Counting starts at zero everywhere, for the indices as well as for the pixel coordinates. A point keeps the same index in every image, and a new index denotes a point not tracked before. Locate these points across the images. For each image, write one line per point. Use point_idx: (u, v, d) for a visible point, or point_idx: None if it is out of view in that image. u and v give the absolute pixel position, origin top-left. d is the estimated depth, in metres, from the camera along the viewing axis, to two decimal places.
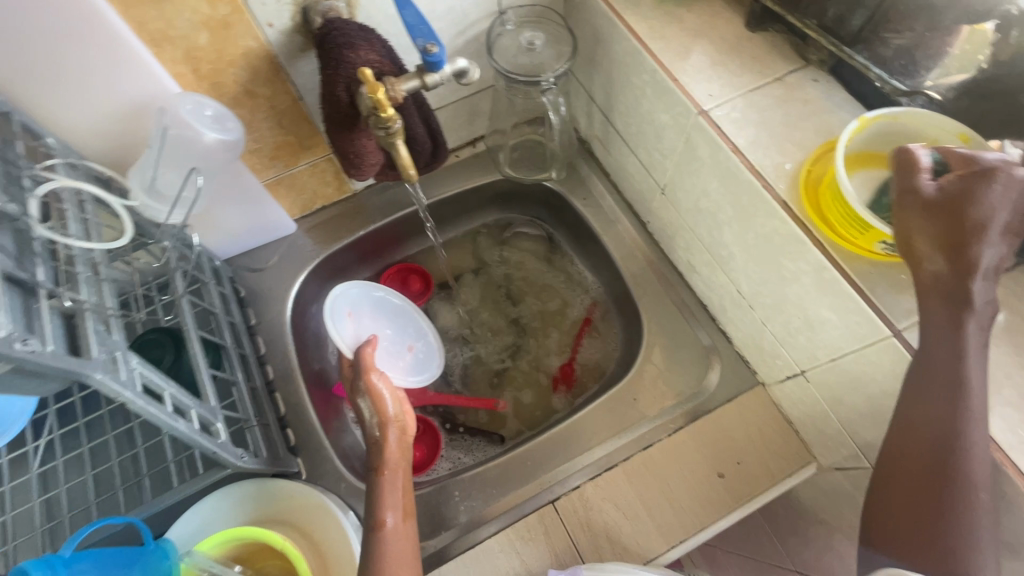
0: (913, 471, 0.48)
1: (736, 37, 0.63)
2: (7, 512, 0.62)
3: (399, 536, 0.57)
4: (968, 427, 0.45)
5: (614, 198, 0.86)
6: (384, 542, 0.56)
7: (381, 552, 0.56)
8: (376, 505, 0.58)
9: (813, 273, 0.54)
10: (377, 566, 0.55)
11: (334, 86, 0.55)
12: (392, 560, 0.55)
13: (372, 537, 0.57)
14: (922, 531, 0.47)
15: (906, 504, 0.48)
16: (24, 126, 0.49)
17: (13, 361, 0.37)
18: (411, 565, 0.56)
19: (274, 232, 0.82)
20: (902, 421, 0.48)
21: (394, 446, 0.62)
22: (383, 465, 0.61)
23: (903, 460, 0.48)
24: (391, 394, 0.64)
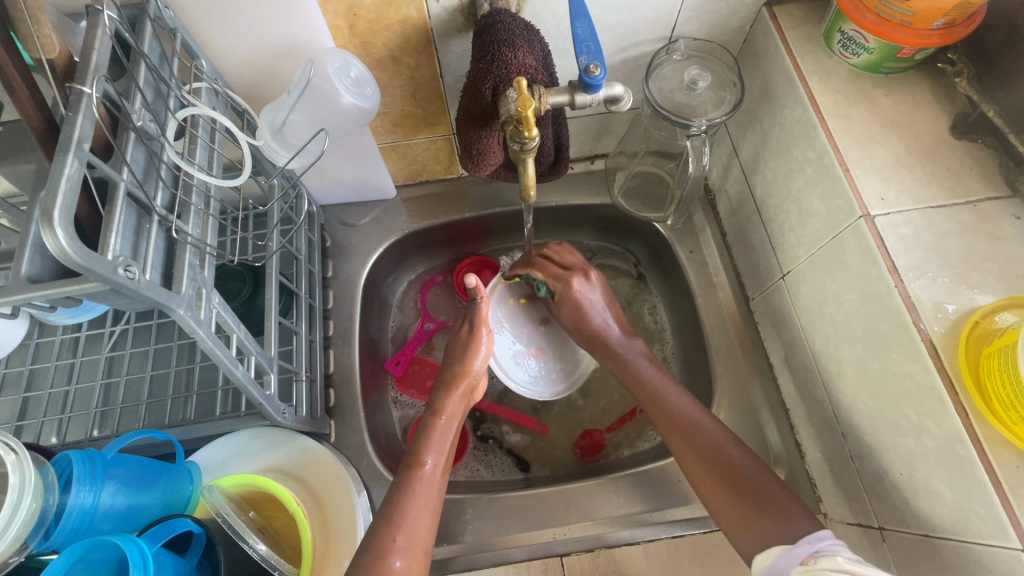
0: (685, 448, 0.61)
1: (934, 139, 0.54)
2: (73, 384, 0.67)
3: (431, 483, 0.59)
4: (703, 423, 0.61)
5: (723, 261, 0.79)
6: (417, 481, 0.58)
7: (412, 487, 0.57)
8: (422, 445, 0.61)
9: (940, 440, 0.46)
10: (400, 503, 0.56)
11: (481, 82, 0.52)
12: (417, 500, 0.57)
13: (409, 472, 0.59)
14: (749, 513, 0.54)
15: (732, 503, 0.56)
16: (184, 45, 0.50)
17: (112, 285, 0.37)
18: (430, 516, 0.57)
19: (375, 193, 0.82)
20: (687, 435, 0.61)
21: (459, 396, 0.66)
22: (444, 409, 0.65)
23: (675, 445, 0.62)
24: (485, 352, 0.70)
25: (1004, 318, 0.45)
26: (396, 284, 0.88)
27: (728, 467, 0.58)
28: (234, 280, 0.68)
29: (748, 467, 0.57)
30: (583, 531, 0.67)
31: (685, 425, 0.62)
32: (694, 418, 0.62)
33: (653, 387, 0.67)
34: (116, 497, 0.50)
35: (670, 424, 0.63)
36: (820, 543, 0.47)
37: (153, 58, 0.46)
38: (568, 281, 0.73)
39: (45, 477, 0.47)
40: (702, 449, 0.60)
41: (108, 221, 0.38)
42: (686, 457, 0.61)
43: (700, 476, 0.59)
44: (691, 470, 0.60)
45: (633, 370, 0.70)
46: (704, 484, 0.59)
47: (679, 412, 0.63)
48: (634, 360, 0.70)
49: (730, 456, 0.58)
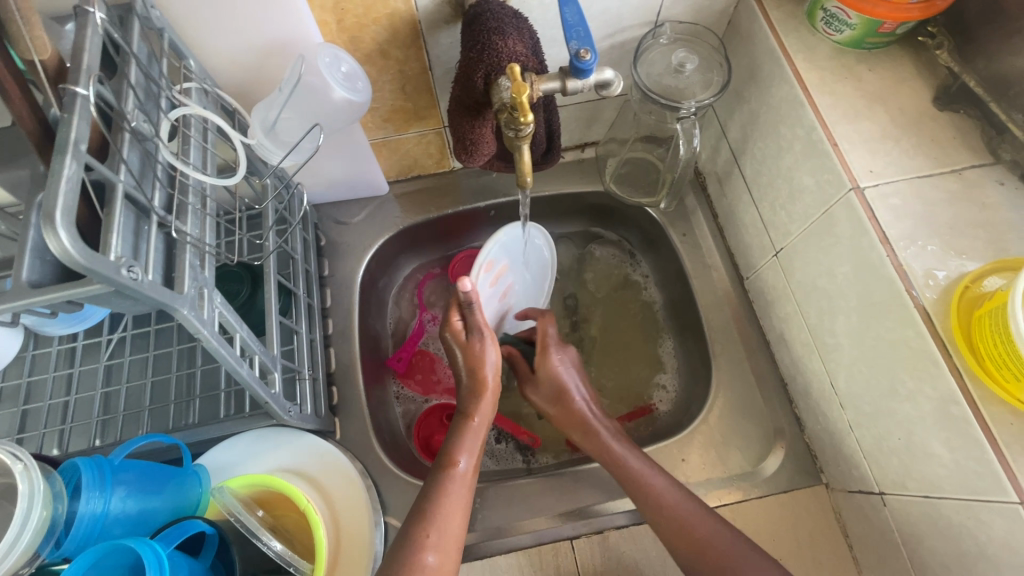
0: (661, 521, 0.60)
1: (918, 112, 0.55)
2: (72, 395, 0.66)
3: (462, 483, 0.59)
4: (680, 508, 0.60)
5: (716, 242, 0.80)
6: (450, 482, 0.58)
7: (444, 489, 0.57)
8: (453, 446, 0.61)
9: (936, 402, 0.48)
10: (434, 503, 0.56)
11: (473, 71, 0.52)
12: (449, 501, 0.57)
13: (442, 473, 0.59)
14: None
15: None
16: (172, 44, 0.50)
17: (117, 286, 0.36)
18: (463, 515, 0.57)
19: (368, 190, 0.82)
20: (678, 527, 0.59)
21: (489, 400, 0.64)
22: (474, 413, 0.64)
23: (654, 522, 0.61)
24: (495, 364, 0.64)
25: (992, 283, 0.47)
26: (392, 280, 0.89)
27: (701, 545, 0.58)
28: (231, 282, 0.68)
29: (716, 531, 0.58)
30: (592, 513, 0.68)
31: (675, 523, 0.59)
32: (666, 487, 0.61)
33: (634, 471, 0.63)
34: (126, 501, 0.50)
35: (647, 502, 0.61)
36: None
37: (142, 58, 0.45)
38: (549, 356, 0.70)
39: (53, 486, 0.47)
40: (686, 531, 0.59)
41: (108, 222, 0.38)
42: (664, 533, 0.60)
43: (675, 544, 0.59)
44: (682, 557, 0.59)
45: (610, 453, 0.66)
46: (680, 554, 0.59)
47: (669, 502, 0.60)
48: (613, 440, 0.66)
49: (702, 529, 0.59)
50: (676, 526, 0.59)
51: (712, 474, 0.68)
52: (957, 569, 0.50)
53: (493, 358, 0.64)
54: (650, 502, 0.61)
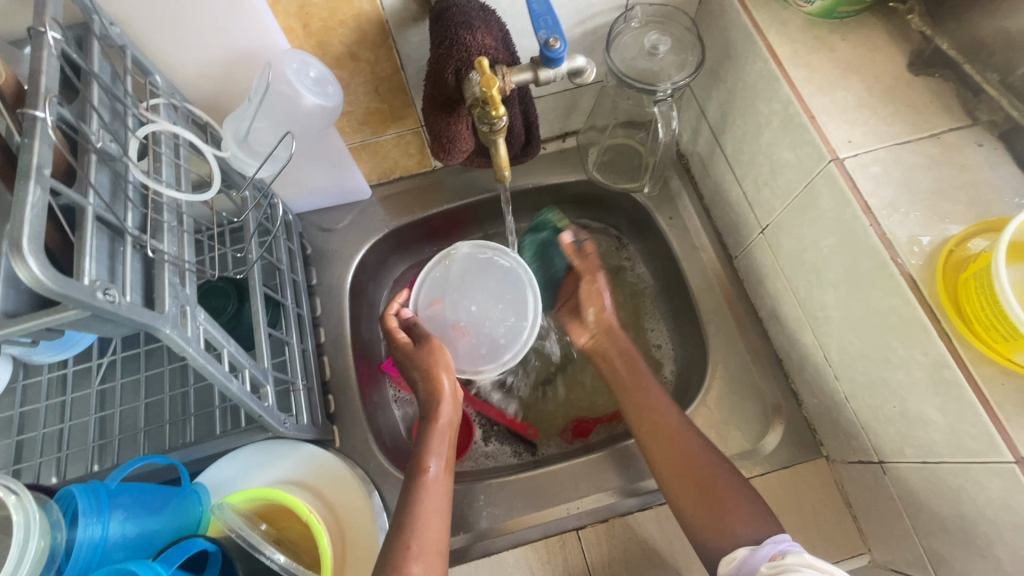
0: (661, 451, 0.62)
1: (894, 78, 0.55)
2: (66, 422, 0.66)
3: (437, 487, 0.59)
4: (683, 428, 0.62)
5: (702, 223, 0.80)
6: (423, 488, 0.58)
7: (418, 495, 0.57)
8: (421, 453, 0.60)
9: (927, 367, 0.48)
10: (413, 511, 0.56)
11: (443, 67, 0.52)
12: (424, 508, 0.57)
13: (414, 482, 0.59)
14: (710, 507, 0.56)
15: (693, 492, 0.58)
16: (136, 61, 0.49)
17: (93, 310, 0.36)
18: (442, 520, 0.57)
19: (350, 195, 0.81)
20: (671, 435, 0.62)
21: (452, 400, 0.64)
22: (438, 415, 0.63)
23: (652, 446, 0.62)
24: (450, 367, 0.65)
25: (975, 245, 0.47)
26: (382, 284, 0.88)
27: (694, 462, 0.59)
28: (217, 297, 0.67)
29: (710, 466, 0.59)
30: (596, 503, 0.68)
31: (671, 442, 0.61)
32: (672, 416, 0.63)
33: (640, 385, 0.67)
34: (125, 525, 0.50)
35: (652, 429, 0.63)
36: (780, 543, 0.50)
37: (105, 78, 0.45)
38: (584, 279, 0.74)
39: (50, 515, 0.46)
40: (676, 446, 0.61)
41: (80, 246, 0.37)
42: (661, 462, 0.61)
43: (674, 480, 0.59)
44: (667, 478, 0.60)
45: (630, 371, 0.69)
46: (673, 488, 0.59)
47: (661, 414, 0.64)
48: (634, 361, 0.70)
49: (694, 448, 0.60)
50: (672, 436, 0.62)
51: None
52: (959, 532, 0.51)
53: (443, 356, 0.65)
54: (654, 413, 0.64)
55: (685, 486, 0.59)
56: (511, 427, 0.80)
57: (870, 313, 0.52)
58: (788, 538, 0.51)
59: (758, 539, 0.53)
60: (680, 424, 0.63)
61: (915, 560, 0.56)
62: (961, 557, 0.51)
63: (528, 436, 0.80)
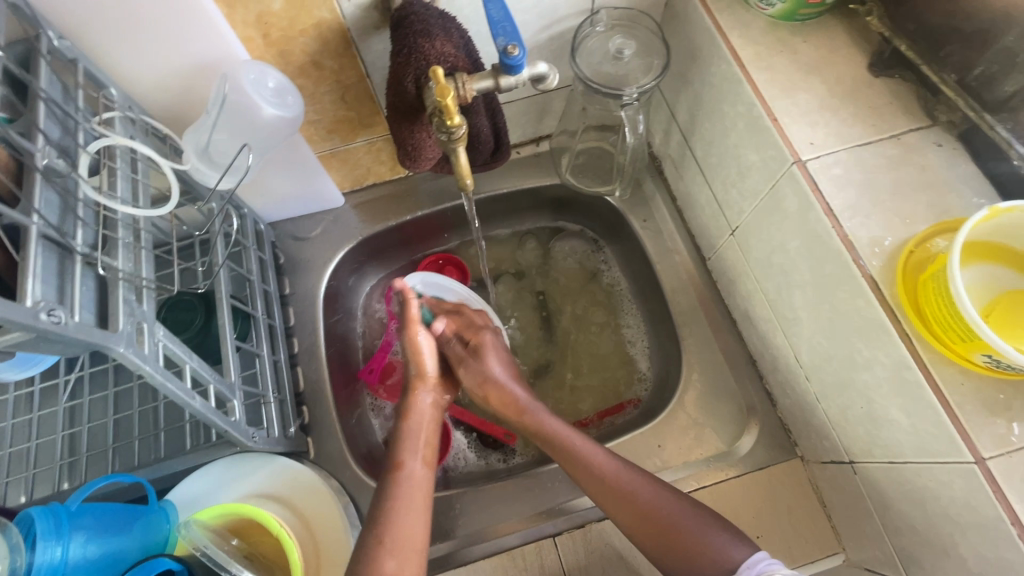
0: (610, 502, 0.57)
1: (855, 80, 0.55)
2: (33, 441, 0.64)
3: (412, 483, 0.58)
4: (625, 483, 0.57)
5: (676, 225, 0.80)
6: (398, 483, 0.57)
7: (393, 489, 0.57)
8: (395, 450, 0.61)
9: (891, 368, 0.48)
10: (385, 505, 0.55)
11: (402, 76, 0.51)
12: (401, 503, 0.56)
13: (388, 479, 0.58)
14: (687, 558, 0.53)
15: (658, 539, 0.55)
16: (88, 75, 0.49)
17: (37, 332, 0.35)
18: (422, 516, 0.56)
19: (322, 203, 0.81)
20: (620, 492, 0.57)
21: (426, 401, 0.66)
22: (413, 413, 0.64)
23: (603, 503, 0.58)
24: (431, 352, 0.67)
25: (936, 245, 0.47)
26: (357, 292, 0.87)
27: (652, 514, 0.55)
28: (184, 310, 0.67)
29: (669, 507, 0.56)
30: (573, 508, 0.68)
31: (620, 500, 0.57)
32: (605, 467, 0.59)
33: (558, 435, 0.63)
34: (86, 547, 0.49)
35: (596, 487, 0.58)
36: (757, 565, 0.49)
37: (53, 93, 0.44)
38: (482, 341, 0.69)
39: (9, 539, 0.45)
40: (626, 498, 0.57)
41: (24, 267, 0.37)
42: (617, 514, 0.57)
43: (637, 530, 0.56)
44: (628, 525, 0.56)
45: (541, 427, 0.64)
46: (643, 538, 0.56)
47: (601, 468, 0.59)
48: (543, 413, 0.65)
49: (646, 497, 0.57)
50: (620, 493, 0.57)
51: (688, 457, 0.69)
52: (926, 531, 0.51)
53: (426, 360, 0.67)
54: (588, 473, 0.59)
55: (650, 536, 0.55)
56: (489, 433, 0.80)
57: (835, 314, 0.53)
58: (765, 556, 0.50)
59: (736, 565, 0.51)
60: (629, 487, 0.57)
61: (887, 559, 0.57)
62: (929, 557, 0.51)
63: (506, 443, 0.79)
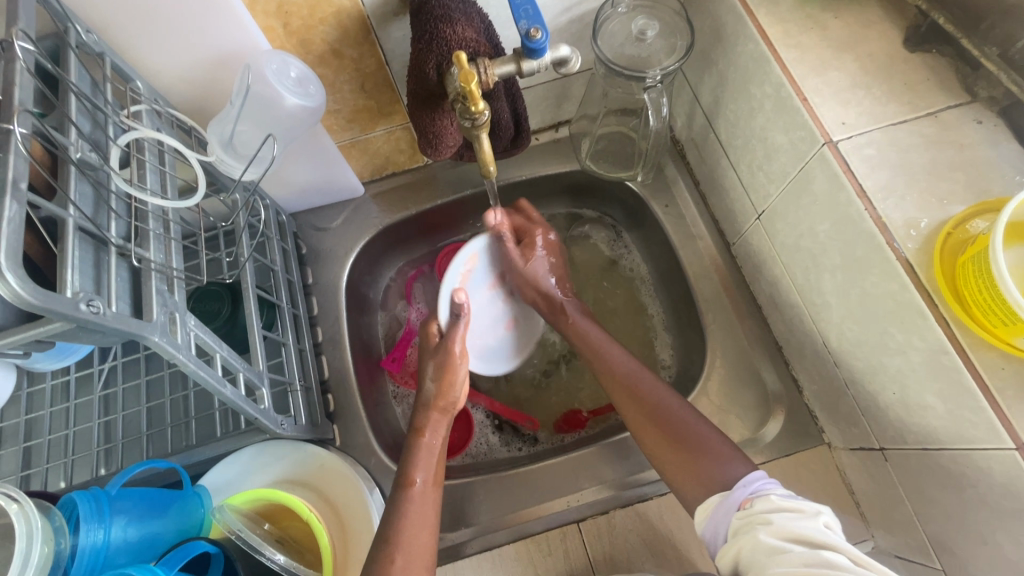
0: (624, 398, 0.63)
1: (888, 56, 0.53)
2: (70, 428, 0.66)
3: (424, 499, 0.58)
4: (640, 380, 0.63)
5: (699, 209, 0.79)
6: (411, 501, 0.57)
7: (404, 506, 0.57)
8: (408, 465, 0.60)
9: (926, 353, 0.47)
10: (397, 521, 0.56)
11: (424, 62, 0.51)
12: (411, 521, 0.56)
13: (400, 493, 0.58)
14: (682, 453, 0.57)
15: (657, 431, 0.59)
16: (115, 68, 0.49)
17: (77, 322, 0.36)
18: (430, 532, 0.56)
19: (342, 193, 0.81)
20: (629, 386, 0.63)
21: (440, 414, 0.64)
22: (426, 428, 0.63)
23: (617, 400, 0.64)
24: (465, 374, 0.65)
25: (976, 226, 0.46)
26: (378, 281, 0.88)
27: (661, 410, 0.60)
28: (211, 301, 0.68)
29: (685, 417, 0.59)
30: (597, 494, 0.68)
31: (634, 397, 0.62)
32: (628, 364, 0.65)
33: (589, 339, 0.69)
34: (127, 530, 0.51)
35: (613, 381, 0.65)
36: (752, 484, 0.51)
37: (83, 86, 0.45)
38: (529, 245, 0.72)
39: (53, 521, 0.47)
40: (636, 393, 0.62)
41: (62, 258, 0.38)
42: (628, 411, 0.62)
43: (640, 425, 0.61)
44: (632, 418, 0.62)
45: (575, 330, 0.71)
46: (643, 432, 0.60)
47: (619, 364, 0.65)
48: (579, 320, 0.71)
49: (667, 407, 0.60)
50: (632, 390, 0.63)
51: None
52: (961, 518, 0.50)
53: (455, 391, 0.64)
54: (608, 371, 0.66)
55: (652, 430, 0.60)
56: (512, 420, 0.80)
57: (866, 301, 0.51)
58: (761, 475, 0.52)
59: (732, 482, 0.53)
60: (642, 383, 0.63)
61: (919, 546, 0.56)
62: (964, 544, 0.50)
63: (529, 428, 0.80)
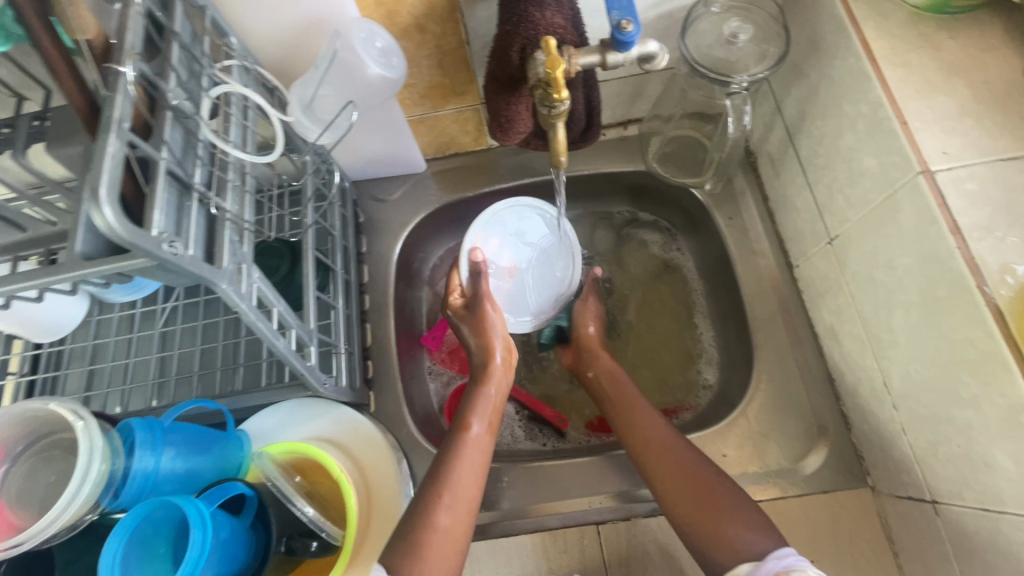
0: (644, 451, 0.63)
1: (1007, 85, 0.49)
2: (131, 358, 0.71)
3: (476, 444, 0.61)
4: (668, 432, 0.64)
5: (765, 226, 0.76)
6: (465, 444, 0.61)
7: (459, 449, 0.60)
8: (467, 412, 0.64)
9: (1003, 409, 0.43)
10: (450, 462, 0.58)
11: (508, 44, 0.51)
12: (463, 462, 0.59)
13: (457, 435, 0.61)
14: (702, 511, 0.56)
15: (677, 485, 0.58)
16: (214, 22, 0.51)
17: (159, 260, 0.38)
18: (478, 478, 0.59)
19: (405, 167, 0.82)
20: (653, 437, 0.63)
21: (501, 370, 0.69)
22: (489, 381, 0.68)
23: (635, 451, 0.64)
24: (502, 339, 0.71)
25: None
26: (428, 258, 0.89)
27: (691, 461, 0.60)
28: (272, 257, 0.71)
29: (712, 477, 0.58)
30: (620, 499, 0.67)
31: (656, 448, 0.62)
32: (648, 415, 0.66)
33: (615, 388, 0.71)
34: (175, 461, 0.54)
35: (633, 431, 0.65)
36: (786, 558, 0.48)
37: (184, 37, 0.46)
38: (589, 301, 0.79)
39: (112, 442, 0.50)
40: (657, 446, 0.62)
41: (151, 198, 0.40)
42: (642, 459, 0.62)
43: (658, 475, 0.60)
44: (649, 468, 0.61)
45: (597, 373, 0.73)
46: (662, 487, 0.59)
47: (647, 419, 0.66)
48: (617, 373, 0.73)
49: (684, 456, 0.61)
50: (653, 443, 0.63)
51: (747, 468, 0.66)
52: None
53: (493, 372, 0.69)
54: (632, 419, 0.67)
55: (673, 480, 0.59)
56: (543, 414, 0.80)
57: (942, 344, 0.48)
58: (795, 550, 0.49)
59: (756, 540, 0.52)
60: (672, 434, 0.63)
61: None
62: None
63: (559, 424, 0.80)
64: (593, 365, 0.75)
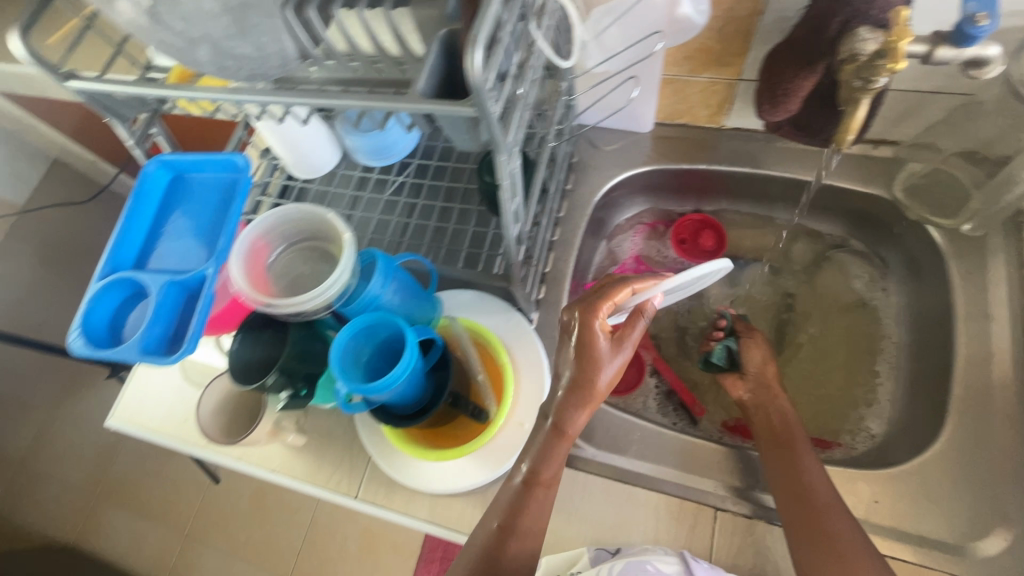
0: (789, 495, 0.62)
1: None
2: (357, 212, 0.83)
3: (546, 489, 0.60)
4: (825, 495, 0.61)
5: (1012, 294, 0.67)
6: (535, 495, 0.60)
7: (527, 495, 0.60)
8: (541, 457, 0.60)
9: None
10: (522, 500, 0.60)
11: (829, 16, 0.50)
12: (533, 506, 0.60)
13: (523, 481, 0.60)
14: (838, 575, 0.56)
15: (819, 539, 0.58)
16: None
17: (482, 112, 0.45)
18: (547, 515, 0.61)
19: (631, 123, 0.85)
20: (807, 488, 0.61)
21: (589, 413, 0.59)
22: (570, 429, 0.59)
23: (779, 489, 0.63)
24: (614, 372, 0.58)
25: None
26: (617, 215, 0.92)
27: (838, 527, 0.58)
28: None
29: (857, 548, 0.57)
30: (742, 497, 0.67)
31: (805, 500, 0.60)
32: (810, 465, 0.63)
33: (783, 432, 0.68)
34: (394, 294, 0.63)
35: (786, 471, 0.64)
36: None
37: None
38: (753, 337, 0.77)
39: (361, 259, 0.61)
40: (807, 495, 0.61)
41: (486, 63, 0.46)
42: (784, 498, 0.62)
43: (797, 523, 0.59)
44: (790, 513, 0.61)
45: (770, 414, 0.70)
46: (798, 533, 0.59)
47: (807, 469, 0.63)
48: (790, 422, 0.69)
49: (834, 519, 0.59)
50: (805, 494, 0.61)
51: (901, 525, 0.61)
52: None
53: (578, 420, 0.59)
54: (791, 463, 0.64)
55: (812, 537, 0.58)
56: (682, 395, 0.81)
57: None
58: None
59: None
60: (827, 498, 0.60)
61: None
62: None
63: (696, 410, 0.80)
64: (766, 405, 0.72)
